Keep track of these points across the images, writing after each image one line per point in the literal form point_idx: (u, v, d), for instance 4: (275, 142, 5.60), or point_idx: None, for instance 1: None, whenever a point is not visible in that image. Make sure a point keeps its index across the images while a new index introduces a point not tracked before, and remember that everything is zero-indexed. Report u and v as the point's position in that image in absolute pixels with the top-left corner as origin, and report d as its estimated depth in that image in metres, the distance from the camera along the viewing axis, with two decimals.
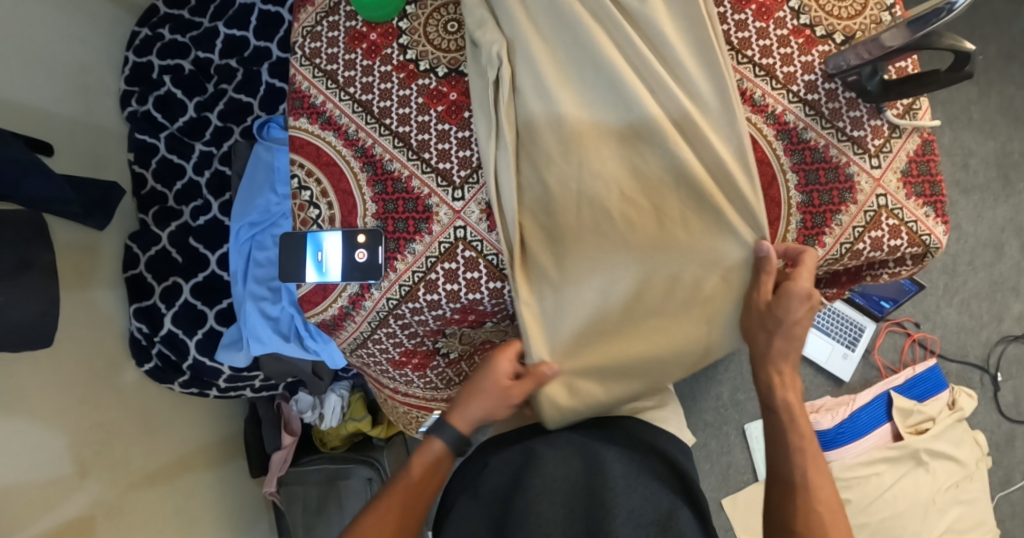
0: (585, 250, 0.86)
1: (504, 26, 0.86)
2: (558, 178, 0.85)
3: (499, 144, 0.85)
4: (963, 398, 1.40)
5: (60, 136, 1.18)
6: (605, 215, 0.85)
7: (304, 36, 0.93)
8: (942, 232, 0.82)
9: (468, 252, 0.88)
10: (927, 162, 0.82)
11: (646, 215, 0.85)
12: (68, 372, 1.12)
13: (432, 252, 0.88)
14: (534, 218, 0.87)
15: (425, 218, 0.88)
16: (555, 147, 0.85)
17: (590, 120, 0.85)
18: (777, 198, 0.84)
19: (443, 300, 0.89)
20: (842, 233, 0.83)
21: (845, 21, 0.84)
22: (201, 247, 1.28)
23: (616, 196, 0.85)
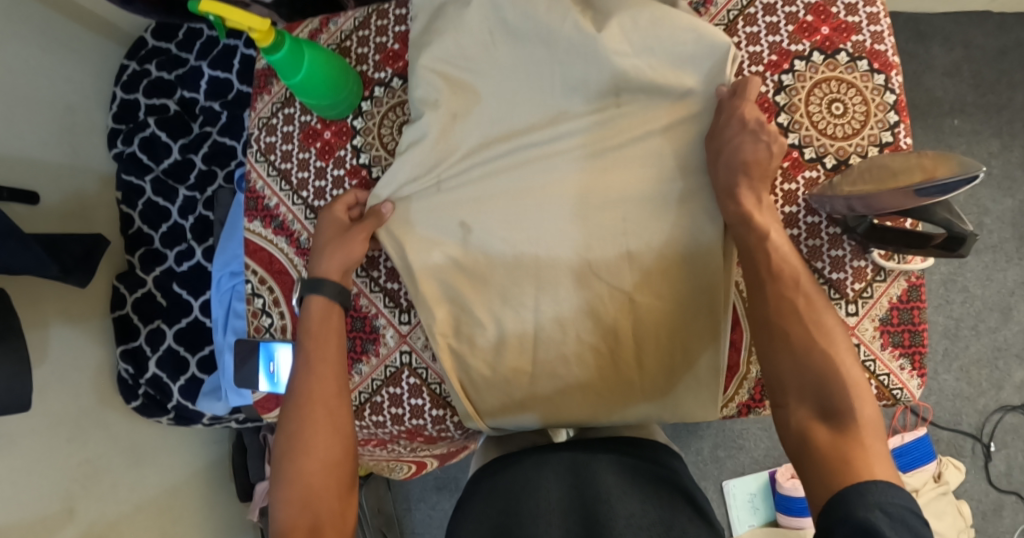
0: (526, 368, 0.78)
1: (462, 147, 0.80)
2: (486, 292, 0.78)
3: (443, 277, 0.78)
4: (950, 471, 1.38)
5: (45, 181, 1.18)
6: (558, 358, 0.77)
7: (259, 128, 0.87)
8: (916, 388, 0.75)
9: (413, 378, 0.85)
10: (911, 311, 0.76)
11: (602, 359, 0.77)
12: (54, 412, 1.15)
13: (377, 375, 0.86)
14: (480, 352, 0.79)
15: (372, 338, 0.87)
16: (503, 282, 0.77)
17: (538, 254, 0.76)
18: (740, 343, 0.79)
19: (387, 421, 0.86)
20: None
21: (840, 142, 0.78)
22: (184, 292, 1.30)
23: (571, 339, 0.77)
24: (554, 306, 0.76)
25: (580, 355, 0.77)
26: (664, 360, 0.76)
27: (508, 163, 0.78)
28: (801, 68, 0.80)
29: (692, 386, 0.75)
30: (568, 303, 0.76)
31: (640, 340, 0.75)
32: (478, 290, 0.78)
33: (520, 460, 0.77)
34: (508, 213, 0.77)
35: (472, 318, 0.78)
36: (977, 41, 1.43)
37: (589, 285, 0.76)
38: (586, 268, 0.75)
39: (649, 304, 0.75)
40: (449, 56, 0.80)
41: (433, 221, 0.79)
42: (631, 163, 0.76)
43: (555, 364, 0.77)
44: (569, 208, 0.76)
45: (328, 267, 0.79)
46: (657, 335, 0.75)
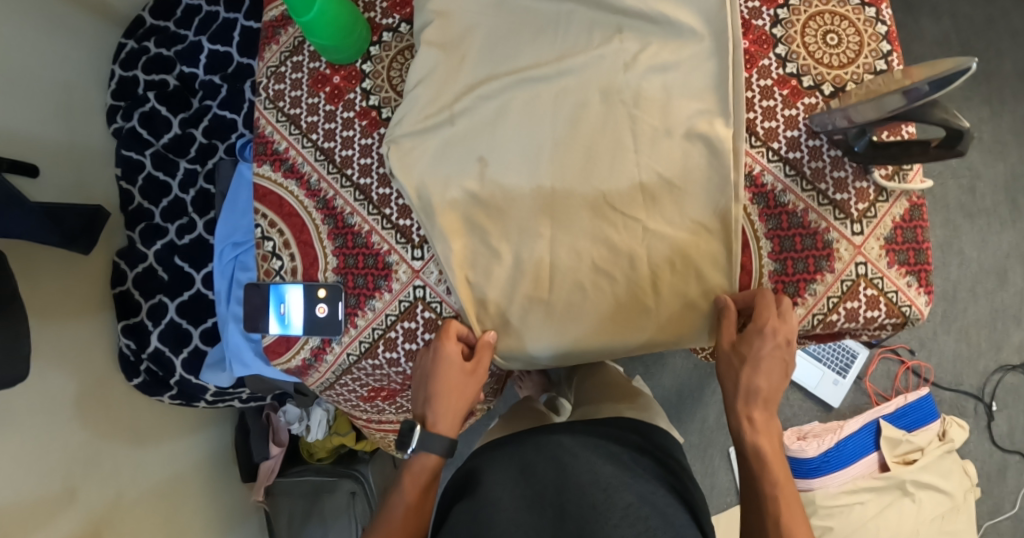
0: (543, 297, 0.77)
1: (470, 80, 0.79)
2: (504, 225, 0.76)
3: (460, 209, 0.76)
4: (954, 429, 1.38)
5: (45, 157, 1.18)
6: (576, 288, 0.76)
7: (268, 77, 0.86)
8: (925, 305, 0.75)
9: (428, 313, 0.80)
10: (914, 230, 0.76)
11: (618, 288, 0.76)
12: (55, 390, 1.13)
13: (392, 310, 0.80)
14: (500, 285, 0.77)
15: (384, 274, 0.80)
16: (519, 213, 0.76)
17: (553, 186, 0.75)
18: (750, 267, 0.77)
19: (403, 358, 0.82)
20: (816, 303, 0.76)
21: (836, 70, 0.78)
22: (186, 265, 1.29)
23: (588, 268, 0.76)
24: (572, 235, 0.75)
25: (598, 284, 0.76)
26: (676, 293, 0.76)
27: (518, 97, 0.77)
28: (796, 3, 0.80)
29: (698, 308, 0.76)
30: (584, 232, 0.75)
31: (655, 270, 0.75)
32: (495, 222, 0.76)
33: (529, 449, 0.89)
34: (522, 145, 0.76)
35: (491, 250, 0.76)
36: (964, 11, 1.46)
37: (605, 216, 0.75)
38: (603, 200, 0.75)
39: (666, 234, 0.74)
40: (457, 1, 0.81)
41: (448, 159, 0.77)
42: (638, 94, 0.75)
43: (574, 293, 0.76)
44: (579, 140, 0.75)
45: (441, 414, 0.75)
46: (672, 269, 0.75)
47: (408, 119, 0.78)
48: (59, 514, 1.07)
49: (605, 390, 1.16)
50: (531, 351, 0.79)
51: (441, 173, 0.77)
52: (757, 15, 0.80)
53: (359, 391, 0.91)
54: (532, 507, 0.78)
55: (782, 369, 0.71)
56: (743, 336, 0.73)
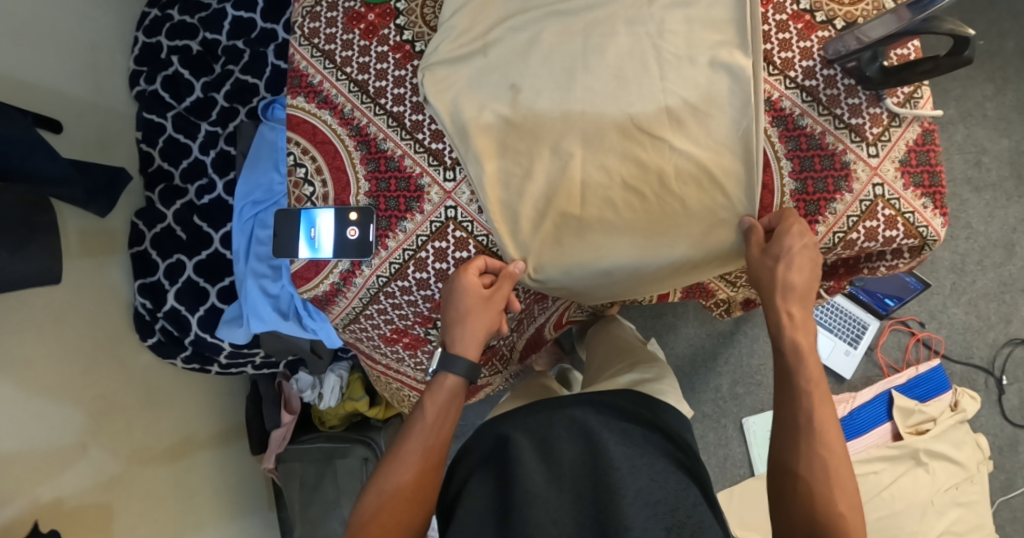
0: (574, 214, 0.80)
1: (499, 6, 0.81)
2: (537, 144, 0.78)
3: (493, 130, 0.79)
4: (966, 400, 1.38)
5: (68, 115, 1.22)
6: (607, 206, 0.79)
7: (303, 16, 0.89)
8: (940, 226, 0.78)
9: (459, 233, 0.84)
10: (927, 152, 0.78)
11: (648, 207, 0.78)
12: (73, 342, 1.14)
13: (423, 231, 0.84)
14: (533, 202, 0.80)
15: (416, 197, 0.84)
16: (551, 134, 0.78)
17: (583, 108, 0.77)
18: (771, 186, 0.79)
19: (432, 279, 0.86)
20: (836, 222, 0.79)
21: (847, 7, 0.79)
22: (205, 225, 1.28)
23: (618, 188, 0.78)
24: (604, 155, 0.77)
25: (628, 202, 0.79)
26: (702, 213, 0.78)
27: (548, 26, 0.79)
28: None
29: (725, 226, 0.79)
30: (614, 152, 0.77)
31: (681, 187, 0.77)
32: (528, 143, 0.79)
33: (553, 419, 0.86)
34: (551, 70, 0.78)
35: (524, 169, 0.79)
36: None
37: (633, 137, 0.77)
38: (633, 123, 0.76)
39: (693, 154, 0.76)
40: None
41: (484, 84, 0.79)
42: (662, 24, 0.77)
43: (604, 208, 0.79)
44: (607, 66, 0.77)
45: (467, 341, 0.78)
46: (698, 189, 0.77)
47: (446, 45, 0.80)
48: (73, 459, 1.08)
49: (617, 355, 1.19)
50: (560, 269, 0.82)
51: (475, 95, 0.79)
52: None
53: (382, 328, 0.94)
54: (549, 490, 0.75)
55: (812, 266, 0.74)
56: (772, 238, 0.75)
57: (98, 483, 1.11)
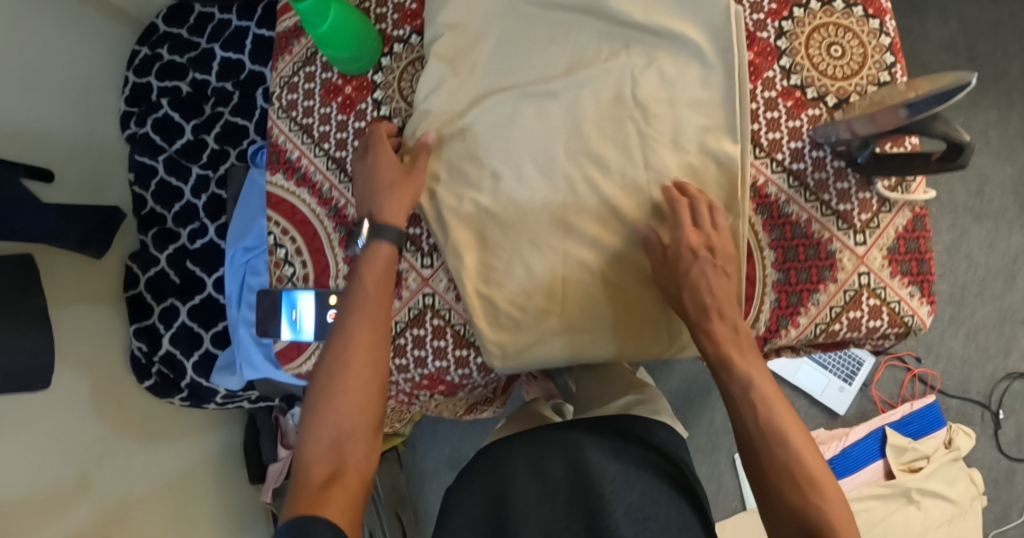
0: (557, 310, 0.74)
1: (479, 82, 0.79)
2: (516, 237, 0.74)
3: (469, 222, 0.75)
4: (960, 437, 1.38)
5: (62, 161, 1.21)
6: (590, 300, 0.73)
7: (281, 87, 0.87)
8: (926, 315, 0.76)
9: (436, 320, 0.76)
10: (917, 240, 0.76)
11: (632, 299, 0.73)
12: (74, 388, 1.16)
13: (401, 317, 0.77)
14: (510, 295, 0.74)
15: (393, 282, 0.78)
16: (532, 225, 0.74)
17: (563, 200, 0.74)
18: (754, 276, 0.77)
19: (410, 367, 0.77)
20: (818, 313, 0.77)
21: (840, 82, 0.77)
22: (197, 269, 1.30)
23: (601, 282, 0.73)
24: (585, 248, 0.73)
25: (609, 296, 0.73)
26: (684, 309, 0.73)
27: (525, 110, 0.76)
28: (801, 15, 0.78)
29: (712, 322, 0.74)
30: (598, 245, 0.73)
31: (663, 282, 0.73)
32: (506, 235, 0.74)
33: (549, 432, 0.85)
34: (526, 155, 0.75)
35: (504, 262, 0.74)
36: (972, 14, 1.47)
37: (615, 229, 0.73)
38: (616, 215, 0.73)
39: (674, 248, 0.73)
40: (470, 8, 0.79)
41: (459, 173, 0.76)
42: (645, 109, 0.74)
43: (584, 302, 0.73)
44: (587, 154, 0.74)
45: (385, 206, 0.72)
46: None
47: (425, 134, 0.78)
48: (75, 496, 1.09)
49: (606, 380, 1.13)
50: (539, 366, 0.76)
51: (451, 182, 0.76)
52: (762, 27, 0.79)
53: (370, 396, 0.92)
54: (542, 503, 0.76)
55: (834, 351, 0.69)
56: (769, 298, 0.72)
57: (98, 521, 1.11)
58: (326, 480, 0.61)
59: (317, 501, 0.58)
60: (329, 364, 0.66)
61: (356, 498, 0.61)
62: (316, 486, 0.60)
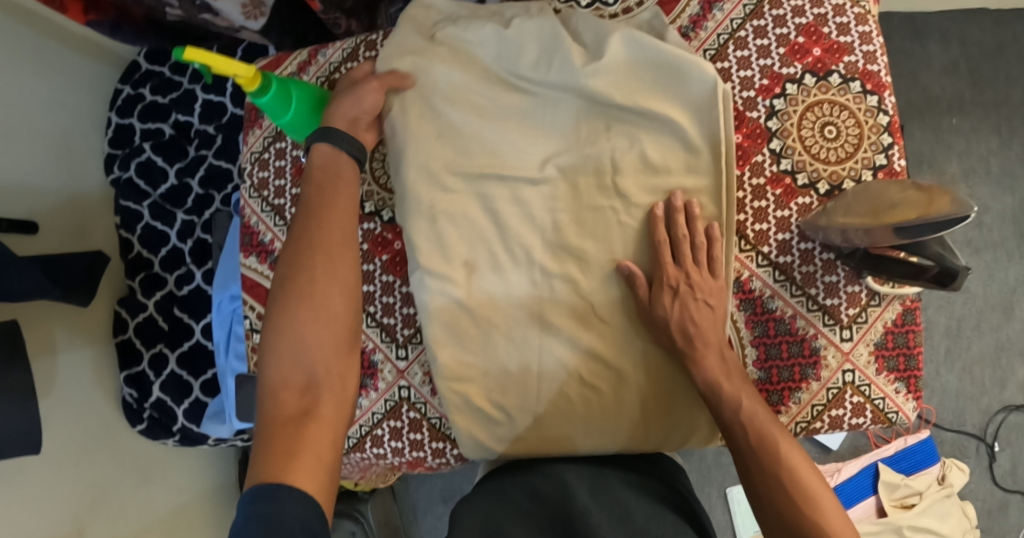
0: (531, 409, 0.72)
1: (459, 162, 0.75)
2: (492, 333, 0.73)
3: (445, 318, 0.73)
4: (954, 473, 1.35)
5: (45, 212, 1.15)
6: (562, 397, 0.72)
7: (251, 164, 0.86)
8: (911, 410, 0.74)
9: (413, 413, 0.76)
10: (906, 335, 0.73)
11: (605, 398, 0.72)
12: (64, 437, 1.10)
13: (378, 409, 0.76)
14: (485, 392, 0.73)
15: (368, 373, 0.77)
16: (507, 321, 0.72)
17: (538, 296, 0.72)
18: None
19: (389, 455, 0.77)
20: (800, 412, 0.75)
21: (833, 166, 0.75)
22: (185, 316, 1.31)
23: (574, 379, 0.72)
24: (559, 345, 0.72)
25: (585, 397, 0.72)
26: (660, 412, 0.71)
27: (500, 199, 0.74)
28: (793, 92, 0.75)
29: (688, 422, 0.71)
30: (573, 343, 0.72)
31: (639, 380, 0.72)
32: (482, 331, 0.73)
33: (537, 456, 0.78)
34: (501, 248, 0.73)
35: (479, 358, 0.73)
36: (974, 37, 1.41)
37: (591, 327, 0.72)
38: (592, 312, 0.72)
39: (654, 348, 0.71)
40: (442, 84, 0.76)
41: (439, 264, 0.73)
42: (628, 199, 0.72)
43: (559, 401, 0.72)
44: (563, 248, 0.72)
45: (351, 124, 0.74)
46: (655, 385, 0.71)
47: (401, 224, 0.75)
48: None
49: None
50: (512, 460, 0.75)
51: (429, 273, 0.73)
52: (752, 106, 0.76)
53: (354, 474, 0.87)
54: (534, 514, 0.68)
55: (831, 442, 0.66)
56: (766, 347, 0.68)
57: None
58: (298, 415, 0.58)
59: (291, 440, 0.55)
60: (294, 285, 0.64)
61: (332, 435, 0.59)
62: (289, 421, 0.57)
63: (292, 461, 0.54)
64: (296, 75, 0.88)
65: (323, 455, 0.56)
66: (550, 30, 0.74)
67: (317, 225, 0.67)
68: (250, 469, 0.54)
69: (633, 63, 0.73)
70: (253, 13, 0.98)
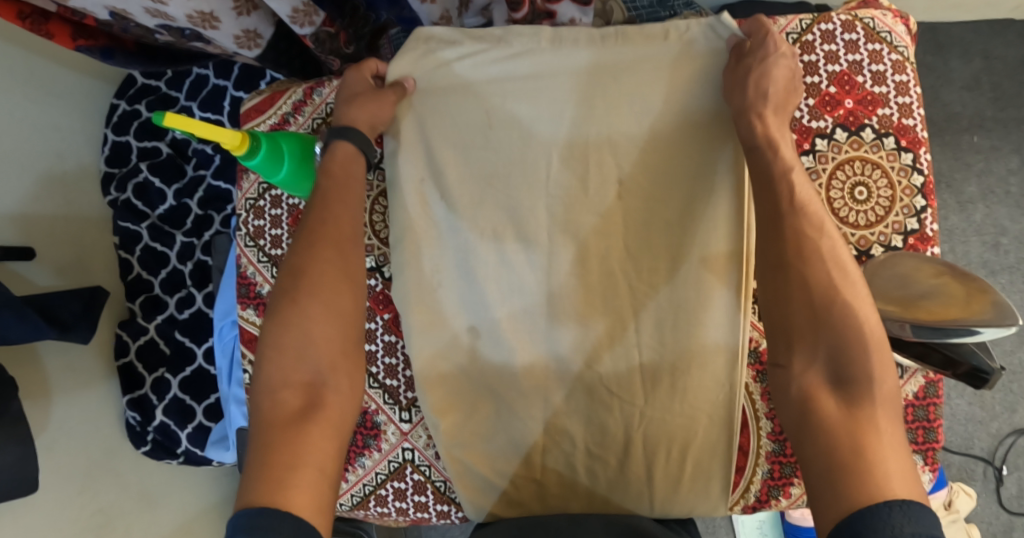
0: (534, 477, 0.71)
1: (465, 216, 0.73)
2: (497, 397, 0.71)
3: (450, 381, 0.72)
4: (960, 498, 1.22)
5: (42, 239, 1.13)
6: (569, 467, 0.71)
7: (246, 210, 0.83)
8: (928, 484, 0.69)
9: (417, 475, 0.75)
10: (927, 408, 0.69)
11: (611, 467, 0.70)
12: (67, 467, 1.07)
13: (381, 470, 0.76)
14: (486, 454, 0.72)
15: (372, 434, 0.76)
16: (509, 384, 0.71)
17: (543, 356, 0.70)
18: (746, 446, 0.73)
19: (393, 513, 0.77)
20: None
21: (862, 230, 0.71)
22: (187, 340, 1.29)
23: (581, 450, 0.71)
24: (565, 414, 0.70)
25: (591, 468, 0.71)
26: (669, 486, 0.69)
27: (504, 255, 0.72)
28: (823, 148, 0.72)
29: (698, 493, 0.70)
30: (579, 413, 0.70)
31: (649, 454, 0.69)
32: (490, 395, 0.71)
33: (547, 464, 0.71)
34: (494, 302, 0.71)
35: (483, 420, 0.72)
36: (998, 51, 1.29)
37: (601, 398, 0.70)
38: (599, 378, 0.70)
39: (665, 421, 0.69)
40: (445, 132, 0.75)
41: (438, 331, 0.72)
42: (642, 261, 0.69)
43: (563, 471, 0.71)
44: (571, 312, 0.70)
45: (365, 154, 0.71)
46: (666, 452, 0.69)
47: (408, 276, 0.73)
48: None
49: None
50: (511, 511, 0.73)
51: (431, 338, 0.72)
52: None
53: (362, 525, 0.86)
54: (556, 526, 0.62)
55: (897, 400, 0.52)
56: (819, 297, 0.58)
57: None
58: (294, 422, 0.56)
59: (287, 449, 0.53)
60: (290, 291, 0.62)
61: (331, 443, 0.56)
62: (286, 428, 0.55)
63: (288, 477, 0.51)
64: (291, 116, 0.85)
65: (326, 465, 0.54)
66: (557, 69, 0.73)
67: (321, 222, 0.65)
68: (243, 485, 0.52)
69: (640, 107, 0.71)
70: (247, 44, 0.90)
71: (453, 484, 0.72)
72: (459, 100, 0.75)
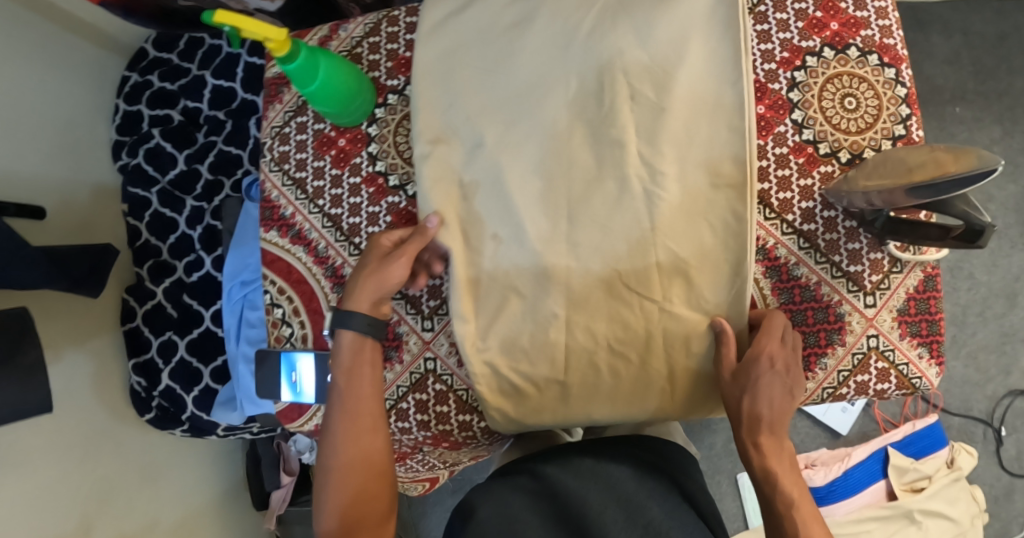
0: (557, 378, 0.73)
1: (489, 130, 0.76)
2: (522, 299, 0.73)
3: (477, 284, 0.74)
4: (962, 457, 1.21)
5: (51, 203, 1.14)
6: (591, 369, 0.73)
7: (272, 137, 0.85)
8: (934, 376, 0.74)
9: (439, 385, 0.77)
10: (927, 301, 0.74)
11: (634, 368, 0.72)
12: (70, 432, 1.07)
13: (403, 381, 0.78)
14: (510, 360, 0.73)
15: (394, 346, 0.78)
16: (530, 287, 0.73)
17: (566, 257, 0.72)
18: None
19: (414, 428, 0.78)
20: (826, 377, 0.74)
21: (853, 136, 0.75)
22: (195, 302, 1.28)
23: (603, 348, 0.72)
24: (586, 317, 0.72)
25: (613, 366, 0.73)
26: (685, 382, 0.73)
27: (525, 164, 0.75)
28: (813, 65, 0.76)
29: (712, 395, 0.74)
30: (601, 312, 0.72)
31: (669, 349, 0.72)
32: (513, 299, 0.73)
33: (570, 373, 0.73)
34: (516, 208, 0.73)
35: (507, 325, 0.73)
36: (977, 28, 1.35)
37: (621, 296, 0.72)
38: (620, 279, 0.72)
39: (684, 317, 0.71)
40: (467, 55, 0.79)
41: (463, 237, 0.75)
42: (654, 167, 0.72)
43: (586, 373, 0.73)
44: (588, 216, 0.73)
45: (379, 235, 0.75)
46: (685, 353, 0.72)
47: (434, 188, 0.76)
48: None
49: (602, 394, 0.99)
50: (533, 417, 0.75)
51: (455, 241, 0.74)
52: (773, 78, 0.76)
53: None
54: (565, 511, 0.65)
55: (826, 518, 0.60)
56: (743, 365, 0.68)
57: None
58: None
59: None
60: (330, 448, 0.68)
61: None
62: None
63: None
64: None
65: None
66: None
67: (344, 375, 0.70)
68: None
69: (642, 26, 0.74)
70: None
71: (478, 385, 0.74)
72: (479, 25, 0.79)
